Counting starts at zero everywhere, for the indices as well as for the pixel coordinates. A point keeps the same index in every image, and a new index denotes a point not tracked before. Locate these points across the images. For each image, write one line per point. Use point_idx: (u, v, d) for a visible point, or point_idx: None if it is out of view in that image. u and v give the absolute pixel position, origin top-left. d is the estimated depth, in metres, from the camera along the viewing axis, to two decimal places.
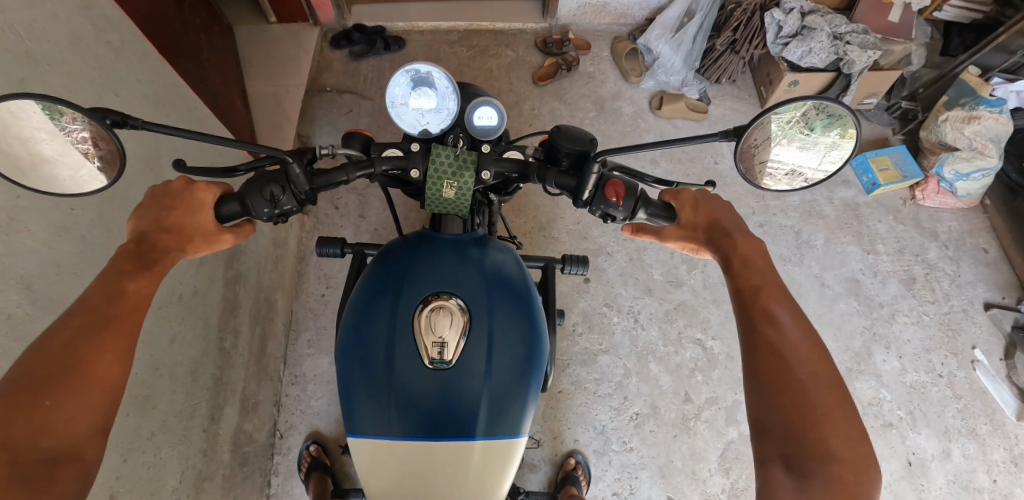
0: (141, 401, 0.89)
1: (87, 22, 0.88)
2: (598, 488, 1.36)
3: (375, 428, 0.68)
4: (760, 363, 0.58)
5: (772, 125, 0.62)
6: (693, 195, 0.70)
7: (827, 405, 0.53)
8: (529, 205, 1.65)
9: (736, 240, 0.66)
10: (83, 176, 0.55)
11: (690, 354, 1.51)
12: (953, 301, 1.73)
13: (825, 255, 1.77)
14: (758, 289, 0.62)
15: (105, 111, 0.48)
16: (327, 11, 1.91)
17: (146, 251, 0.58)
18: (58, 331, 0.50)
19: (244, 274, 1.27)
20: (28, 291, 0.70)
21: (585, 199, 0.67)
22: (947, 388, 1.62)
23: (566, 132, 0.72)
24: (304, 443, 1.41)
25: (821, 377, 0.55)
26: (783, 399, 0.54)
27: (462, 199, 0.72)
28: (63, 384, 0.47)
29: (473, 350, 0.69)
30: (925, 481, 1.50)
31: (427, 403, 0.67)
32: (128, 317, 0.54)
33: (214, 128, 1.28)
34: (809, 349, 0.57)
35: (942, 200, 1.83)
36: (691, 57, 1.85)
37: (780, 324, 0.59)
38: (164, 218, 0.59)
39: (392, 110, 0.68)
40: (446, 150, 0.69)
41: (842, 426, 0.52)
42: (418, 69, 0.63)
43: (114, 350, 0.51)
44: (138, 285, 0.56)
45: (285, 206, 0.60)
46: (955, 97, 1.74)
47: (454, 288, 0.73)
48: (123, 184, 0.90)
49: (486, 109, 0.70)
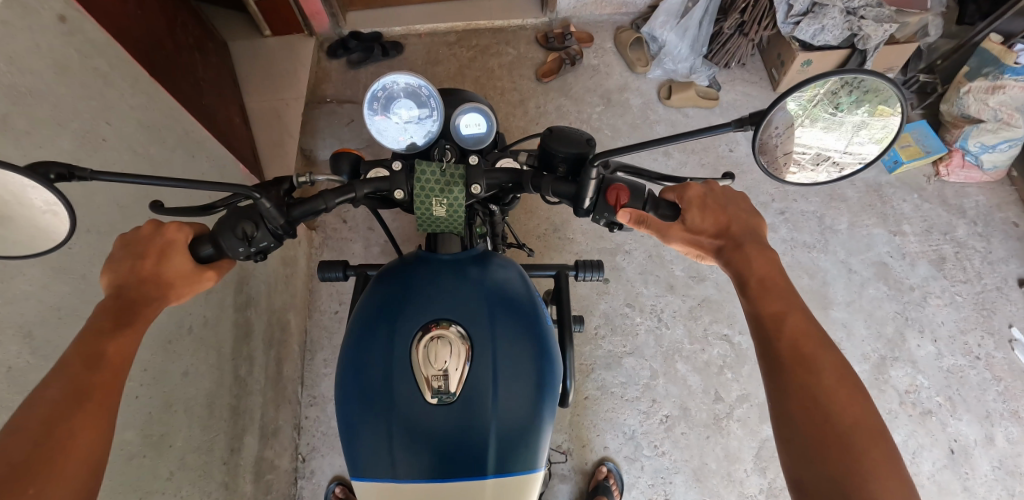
0: (157, 440, 0.86)
1: (73, 50, 0.84)
2: (632, 496, 1.31)
3: (380, 471, 0.63)
4: (792, 404, 0.49)
5: (793, 107, 0.55)
6: (699, 191, 0.62)
7: (873, 457, 0.44)
8: (540, 206, 1.61)
9: (747, 252, 0.59)
10: (37, 231, 0.49)
11: (718, 351, 1.45)
12: (986, 279, 1.66)
13: (850, 240, 1.71)
14: (783, 317, 0.54)
15: (47, 165, 0.45)
16: (321, 21, 1.87)
17: (125, 307, 0.54)
18: (32, 408, 0.46)
19: (255, 297, 1.24)
20: (28, 340, 0.67)
21: (587, 207, 0.64)
22: (986, 371, 1.55)
23: (559, 134, 0.67)
24: (329, 484, 1.37)
25: (864, 427, 0.46)
26: (824, 449, 0.46)
27: (454, 216, 0.67)
28: (42, 466, 0.43)
29: (479, 380, 0.64)
30: (969, 469, 1.44)
31: (433, 441, 0.62)
32: (110, 384, 0.50)
33: (215, 150, 1.24)
34: (845, 387, 0.49)
35: (967, 174, 1.76)
36: (697, 43, 1.78)
37: (812, 363, 0.51)
38: (141, 267, 0.55)
39: (372, 126, 0.63)
40: (432, 166, 0.64)
41: (895, 487, 0.43)
42: (397, 81, 0.59)
43: (96, 422, 0.47)
44: (118, 346, 0.52)
45: (260, 243, 0.57)
46: (978, 65, 1.66)
47: (453, 314, 0.68)
48: (120, 217, 0.87)
49: (474, 115, 0.67)
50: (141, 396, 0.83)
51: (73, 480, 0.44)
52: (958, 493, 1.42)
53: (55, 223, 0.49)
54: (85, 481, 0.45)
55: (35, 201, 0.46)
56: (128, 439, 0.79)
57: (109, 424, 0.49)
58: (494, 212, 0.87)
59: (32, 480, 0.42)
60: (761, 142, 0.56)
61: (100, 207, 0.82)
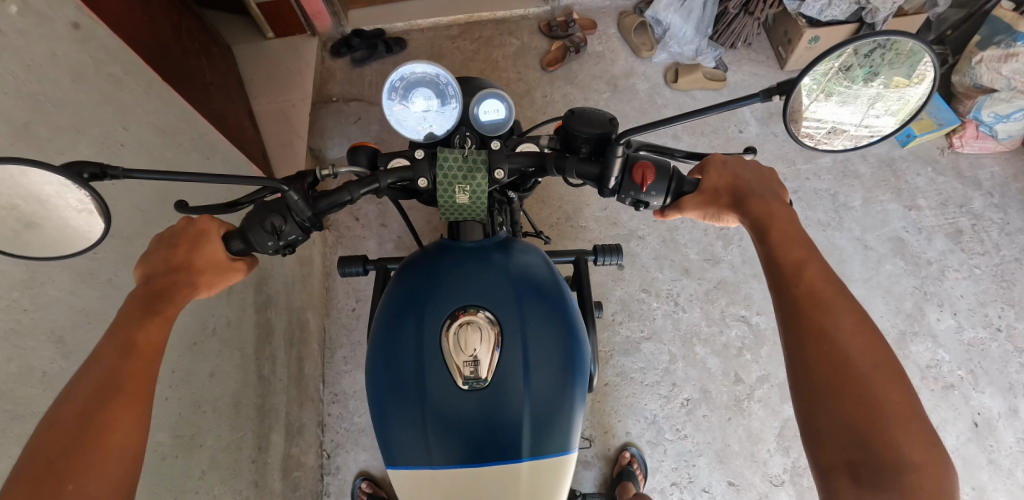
0: (188, 440, 0.88)
1: (87, 56, 0.85)
2: (656, 480, 1.32)
3: (416, 459, 0.64)
4: (810, 352, 0.48)
5: (810, 79, 0.53)
6: (721, 158, 0.62)
7: (892, 403, 0.43)
8: (552, 195, 1.60)
9: (767, 207, 0.56)
10: (66, 235, 0.49)
11: (736, 332, 1.45)
12: (1005, 251, 1.63)
13: (865, 217, 1.69)
14: (803, 266, 0.52)
15: (80, 165, 0.45)
16: (324, 20, 1.87)
17: (155, 295, 0.54)
18: (70, 402, 0.46)
19: (274, 297, 1.25)
20: (61, 345, 0.68)
21: (612, 187, 0.63)
22: (1008, 343, 1.53)
23: (581, 115, 0.66)
24: (355, 479, 1.39)
25: (883, 373, 0.45)
26: (840, 397, 0.45)
27: (477, 203, 0.67)
28: (81, 463, 0.43)
29: (509, 364, 0.64)
30: (994, 441, 1.43)
31: (467, 426, 0.62)
32: (141, 375, 0.50)
33: (229, 152, 1.25)
34: (865, 337, 0.47)
35: (981, 145, 1.73)
36: (702, 24, 1.76)
37: (831, 309, 0.49)
38: (172, 256, 0.56)
39: (392, 118, 0.62)
40: (454, 152, 0.64)
41: (913, 429, 0.42)
42: (414, 69, 0.59)
43: (132, 415, 0.47)
44: (148, 334, 0.52)
45: (289, 236, 0.57)
46: (990, 34, 1.59)
47: (481, 300, 0.68)
48: (141, 221, 0.88)
49: (491, 101, 0.66)
50: (171, 397, 0.85)
51: (111, 475, 0.44)
52: (984, 467, 1.41)
53: (84, 225, 0.49)
54: (124, 475, 0.45)
55: (71, 201, 0.47)
56: (160, 440, 0.81)
57: (145, 415, 0.48)
58: (512, 199, 0.87)
59: (71, 477, 0.42)
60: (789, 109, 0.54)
61: (121, 211, 0.83)
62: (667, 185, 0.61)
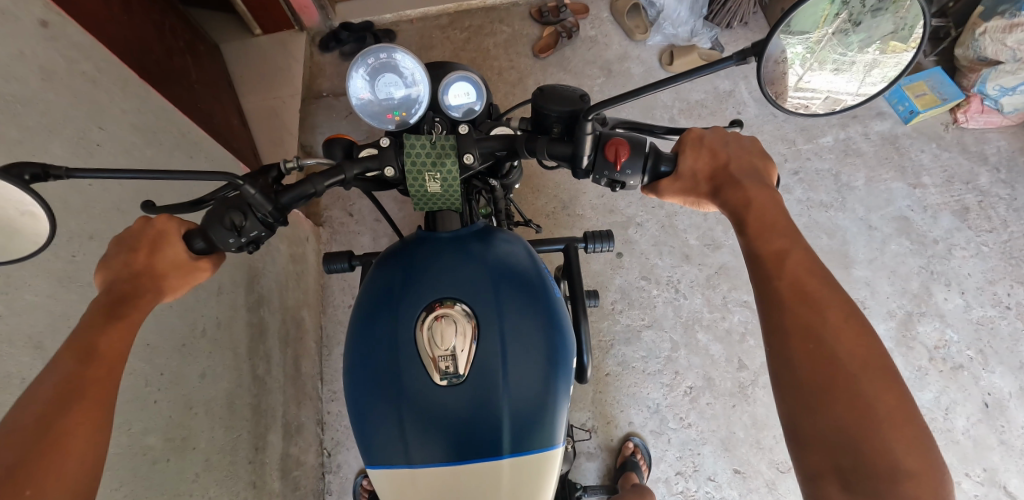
0: (180, 443, 0.86)
1: (57, 55, 0.83)
2: (660, 469, 1.31)
3: (395, 458, 0.62)
4: (795, 348, 0.45)
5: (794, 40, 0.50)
6: (699, 134, 0.58)
7: (884, 399, 0.41)
8: (547, 184, 1.57)
9: (746, 190, 0.54)
10: (17, 237, 0.47)
11: (739, 318, 1.42)
12: (1013, 227, 1.59)
13: (869, 196, 1.65)
14: (784, 256, 0.50)
15: (20, 166, 0.43)
16: (310, 15, 1.83)
17: (117, 301, 0.52)
18: (26, 408, 0.44)
19: (267, 296, 1.23)
20: (40, 351, 0.66)
21: (586, 167, 0.60)
22: (1018, 321, 1.50)
23: (551, 93, 0.62)
24: (357, 477, 1.38)
25: (873, 367, 0.42)
26: (828, 394, 0.42)
27: (450, 191, 0.64)
28: (37, 470, 0.41)
29: (487, 359, 0.62)
30: (1005, 422, 1.40)
31: (445, 424, 0.60)
32: (103, 380, 0.48)
33: (215, 151, 1.23)
34: (853, 330, 0.44)
35: (987, 119, 1.67)
36: (697, 4, 1.73)
37: (816, 300, 0.46)
38: (133, 261, 0.54)
39: (357, 107, 0.59)
40: (421, 139, 0.61)
41: (907, 429, 0.40)
42: (378, 54, 0.55)
43: (93, 421, 0.45)
44: (111, 340, 0.50)
45: (251, 233, 0.55)
46: (993, 4, 1.54)
47: (458, 293, 0.65)
48: (122, 222, 0.86)
49: (462, 84, 0.62)
50: (161, 400, 0.83)
51: (70, 482, 0.42)
52: (995, 448, 1.38)
53: (35, 224, 0.47)
54: (85, 481, 0.44)
55: (11, 203, 0.44)
56: (151, 443, 0.79)
57: (106, 421, 0.47)
58: (493, 186, 0.84)
59: (28, 483, 0.40)
60: (765, 76, 0.50)
61: (99, 213, 0.81)
62: (643, 163, 0.58)
